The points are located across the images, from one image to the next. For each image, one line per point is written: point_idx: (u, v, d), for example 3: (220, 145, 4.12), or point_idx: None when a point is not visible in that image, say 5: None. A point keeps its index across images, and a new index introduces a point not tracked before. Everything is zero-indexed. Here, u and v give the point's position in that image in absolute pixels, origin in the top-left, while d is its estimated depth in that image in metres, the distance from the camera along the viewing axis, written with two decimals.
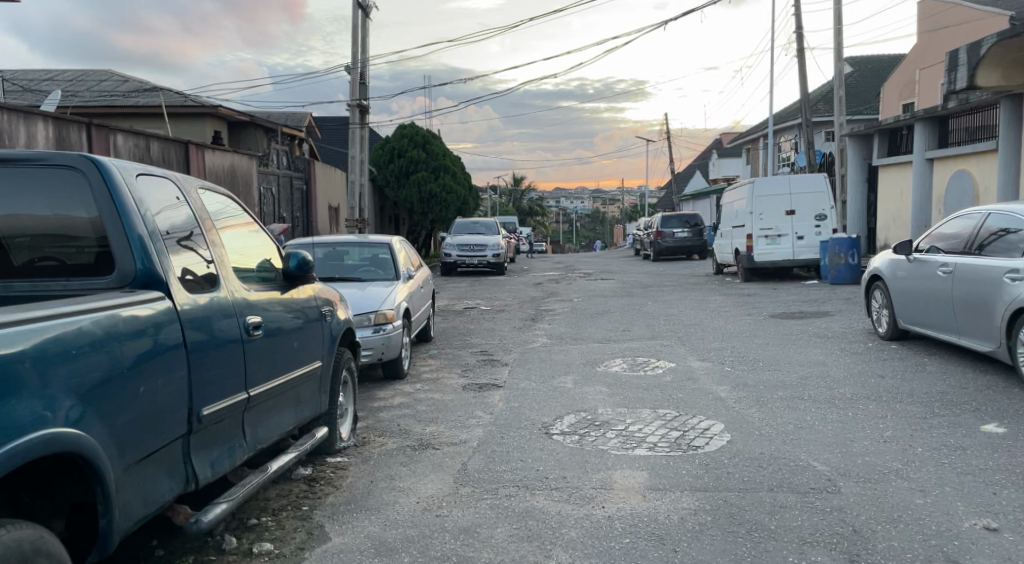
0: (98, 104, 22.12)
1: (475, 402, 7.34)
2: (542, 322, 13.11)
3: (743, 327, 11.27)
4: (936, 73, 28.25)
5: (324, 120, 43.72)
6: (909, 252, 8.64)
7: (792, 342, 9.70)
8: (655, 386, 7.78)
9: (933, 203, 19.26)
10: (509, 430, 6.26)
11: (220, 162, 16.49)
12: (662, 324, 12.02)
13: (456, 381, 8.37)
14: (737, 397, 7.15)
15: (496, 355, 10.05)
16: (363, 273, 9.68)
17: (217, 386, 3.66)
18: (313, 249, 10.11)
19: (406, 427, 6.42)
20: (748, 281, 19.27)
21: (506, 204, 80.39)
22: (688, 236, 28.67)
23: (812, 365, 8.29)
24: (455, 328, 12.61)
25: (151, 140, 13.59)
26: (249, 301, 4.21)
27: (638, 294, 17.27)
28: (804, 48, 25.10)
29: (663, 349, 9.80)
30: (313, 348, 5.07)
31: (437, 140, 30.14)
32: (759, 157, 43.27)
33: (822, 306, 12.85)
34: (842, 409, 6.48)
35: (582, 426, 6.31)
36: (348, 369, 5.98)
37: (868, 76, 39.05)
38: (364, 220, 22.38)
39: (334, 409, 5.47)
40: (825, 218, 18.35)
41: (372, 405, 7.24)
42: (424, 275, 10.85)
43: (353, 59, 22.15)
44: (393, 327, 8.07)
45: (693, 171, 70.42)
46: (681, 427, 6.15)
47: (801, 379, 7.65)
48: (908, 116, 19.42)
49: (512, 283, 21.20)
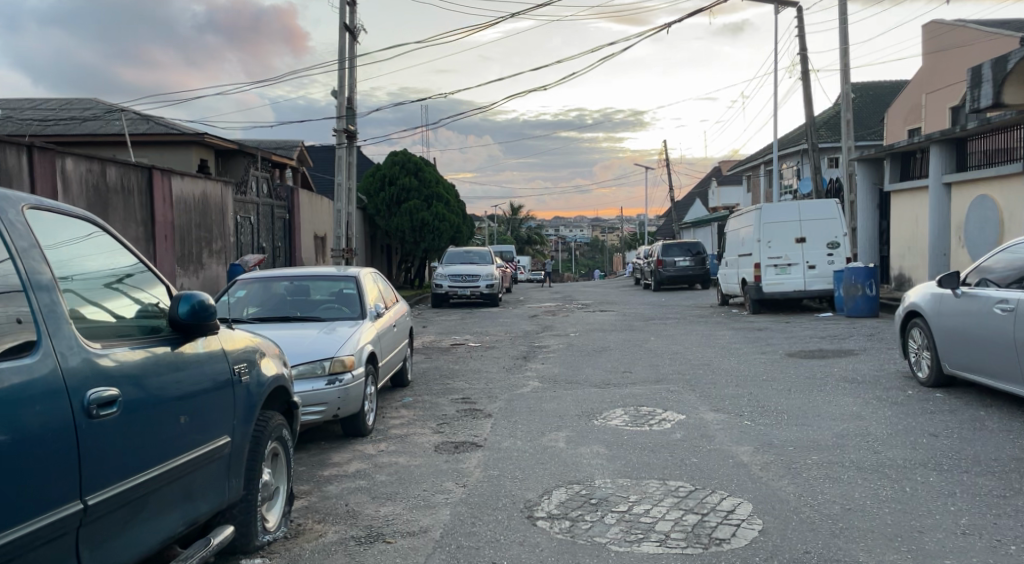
0: (79, 132, 21.10)
1: (447, 469, 6.07)
2: (535, 361, 11.86)
3: (760, 369, 10.02)
4: (944, 97, 27.14)
5: (316, 150, 42.79)
6: (955, 286, 7.45)
7: (818, 389, 8.45)
8: (663, 446, 6.53)
9: (952, 230, 18.10)
10: (484, 513, 4.99)
11: (191, 189, 15.33)
12: (667, 365, 10.76)
13: (428, 439, 7.11)
14: (762, 463, 5.90)
15: (480, 403, 8.81)
16: (326, 311, 8.46)
17: (12, 503, 2.53)
18: (276, 282, 8.92)
19: (356, 509, 5.17)
20: (757, 313, 18.05)
21: (505, 232, 79.31)
22: (690, 265, 27.52)
23: (846, 418, 7.06)
24: (438, 370, 11.35)
25: (108, 164, 12.44)
26: (102, 367, 3.08)
27: (641, 328, 16.05)
28: (809, 71, 24.16)
29: (670, 396, 8.57)
30: (216, 424, 3.90)
31: (429, 167, 29.12)
32: (761, 185, 42.18)
33: (844, 343, 11.60)
34: (897, 483, 5.22)
35: (574, 507, 5.05)
36: (282, 437, 4.82)
37: (870, 102, 38.09)
38: (352, 250, 21.19)
39: (253, 495, 4.29)
40: (837, 246, 17.24)
41: (320, 475, 5.98)
42: (399, 314, 9.66)
43: (340, 84, 21.17)
44: (352, 376, 6.85)
45: (693, 198, 69.43)
46: (698, 509, 4.89)
47: (837, 438, 6.42)
48: (923, 139, 18.34)
49: (505, 316, 19.94)
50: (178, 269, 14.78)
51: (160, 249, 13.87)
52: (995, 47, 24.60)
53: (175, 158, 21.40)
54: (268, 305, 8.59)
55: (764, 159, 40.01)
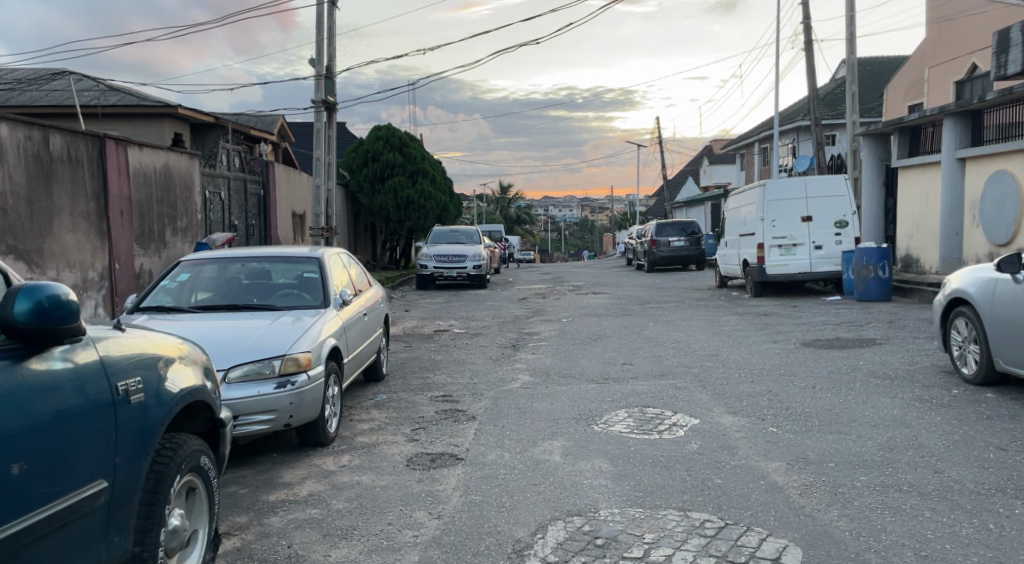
0: (43, 103, 19.72)
1: (419, 493, 5.01)
2: (525, 351, 10.78)
3: (777, 361, 8.96)
4: (948, 71, 26.05)
5: (297, 126, 41.30)
6: (1015, 270, 6.42)
7: (847, 387, 7.41)
8: (676, 460, 5.51)
9: (966, 209, 17.10)
10: (461, 561, 3.94)
11: (151, 160, 14.11)
12: (671, 356, 9.70)
13: (400, 450, 6.03)
14: (802, 487, 4.84)
15: (463, 401, 7.74)
16: (284, 298, 7.34)
17: None
18: (227, 264, 7.77)
19: (300, 553, 4.10)
20: (760, 296, 17.04)
21: (494, 211, 77.97)
22: (685, 245, 26.47)
23: (891, 425, 6.03)
24: (418, 361, 10.24)
25: (52, 131, 11.24)
26: None
27: (637, 312, 14.99)
28: (813, 42, 23.05)
29: (679, 395, 7.52)
30: (81, 466, 2.82)
31: (414, 142, 27.87)
32: (755, 163, 41.06)
33: (864, 331, 10.56)
34: (980, 518, 4.22)
35: (575, 549, 4.03)
36: (203, 467, 3.75)
37: (868, 79, 37.00)
38: (331, 229, 19.95)
39: (151, 551, 3.20)
40: (846, 225, 16.18)
41: (265, 501, 4.90)
42: (371, 301, 8.56)
43: (318, 51, 19.87)
44: (308, 378, 5.76)
45: (685, 177, 68.25)
46: (730, 554, 3.88)
47: (886, 452, 5.39)
48: (935, 111, 17.29)
49: (492, 299, 18.81)
50: (137, 248, 13.60)
51: (114, 226, 12.69)
52: (997, 18, 23.42)
53: (146, 131, 20.08)
54: (222, 291, 7.46)
55: (758, 137, 38.84)
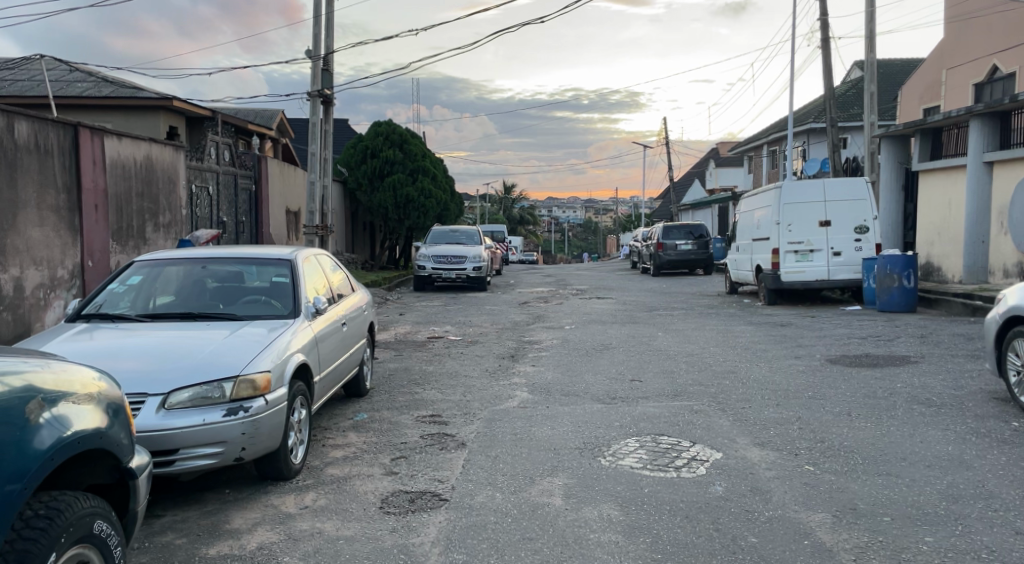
0: (30, 92, 18.86)
1: (391, 549, 4.12)
2: (523, 362, 9.90)
3: (803, 381, 8.07)
4: (967, 72, 25.07)
5: (296, 122, 40.37)
6: None
7: (888, 415, 6.53)
8: (699, 507, 4.63)
9: (992, 215, 16.20)
10: None
11: (131, 151, 13.25)
12: (684, 372, 8.83)
13: (374, 487, 5.16)
14: (855, 550, 3.97)
15: (452, 423, 6.87)
16: (253, 306, 6.48)
17: None
18: (189, 265, 6.88)
19: None
20: (773, 303, 16.16)
21: (496, 211, 76.87)
22: (693, 249, 25.57)
23: (949, 467, 5.14)
24: (407, 372, 9.37)
25: (17, 118, 10.38)
26: None
27: (645, 320, 14.15)
28: (831, 39, 22.13)
29: (697, 421, 6.63)
30: None
31: (414, 139, 26.97)
32: (763, 166, 40.08)
33: (894, 347, 9.66)
34: None
35: None
36: (99, 534, 2.87)
37: (881, 81, 36.06)
38: (326, 227, 19.05)
39: None
40: (866, 230, 15.29)
41: (202, 556, 4.04)
42: (353, 309, 7.69)
43: (314, 41, 18.97)
44: (266, 405, 4.89)
45: (690, 180, 67.26)
46: None
47: (951, 503, 4.51)
48: (962, 113, 16.37)
49: (491, 302, 17.96)
50: (113, 245, 12.74)
51: (86, 220, 11.81)
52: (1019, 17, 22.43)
53: (138, 123, 19.20)
54: (186, 295, 6.61)
55: (767, 139, 37.85)
